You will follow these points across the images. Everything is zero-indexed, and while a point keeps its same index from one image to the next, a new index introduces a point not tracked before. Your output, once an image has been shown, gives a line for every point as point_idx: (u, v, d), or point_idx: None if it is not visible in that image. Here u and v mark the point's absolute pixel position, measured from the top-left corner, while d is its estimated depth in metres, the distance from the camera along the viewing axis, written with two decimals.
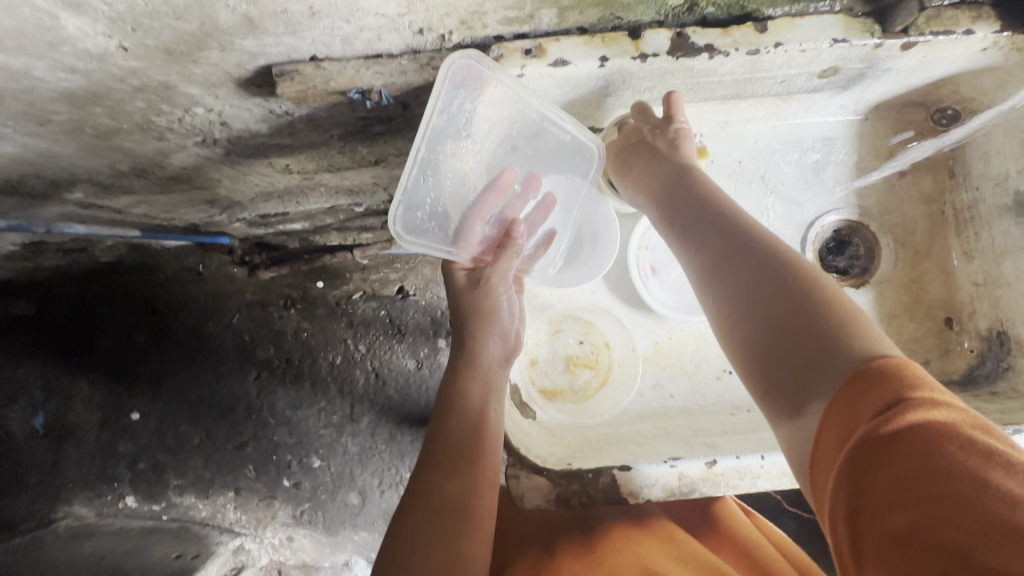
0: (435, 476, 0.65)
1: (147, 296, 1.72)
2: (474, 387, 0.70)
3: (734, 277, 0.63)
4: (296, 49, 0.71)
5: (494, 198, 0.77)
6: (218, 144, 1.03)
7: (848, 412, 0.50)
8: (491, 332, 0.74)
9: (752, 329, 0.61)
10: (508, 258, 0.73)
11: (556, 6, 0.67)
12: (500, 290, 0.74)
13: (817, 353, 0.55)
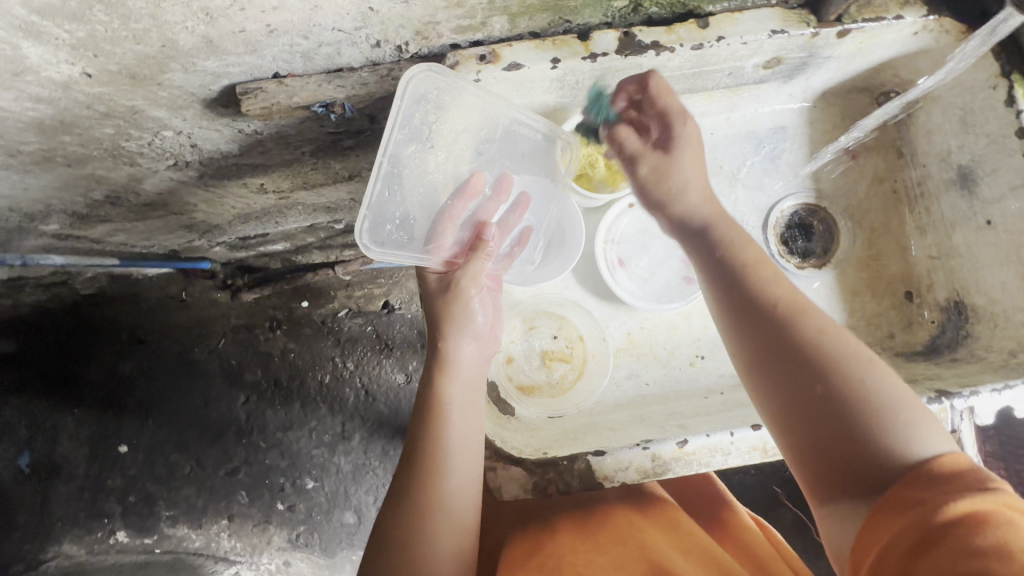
0: (416, 486, 0.64)
1: (132, 326, 1.72)
2: (453, 391, 0.67)
3: (783, 361, 0.65)
4: (258, 67, 0.73)
5: (465, 202, 0.74)
6: (191, 166, 1.04)
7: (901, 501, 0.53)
8: (464, 331, 0.70)
9: (801, 415, 0.63)
10: (482, 262, 0.71)
11: (506, 12, 0.70)
12: (472, 291, 0.70)
13: (867, 441, 0.59)
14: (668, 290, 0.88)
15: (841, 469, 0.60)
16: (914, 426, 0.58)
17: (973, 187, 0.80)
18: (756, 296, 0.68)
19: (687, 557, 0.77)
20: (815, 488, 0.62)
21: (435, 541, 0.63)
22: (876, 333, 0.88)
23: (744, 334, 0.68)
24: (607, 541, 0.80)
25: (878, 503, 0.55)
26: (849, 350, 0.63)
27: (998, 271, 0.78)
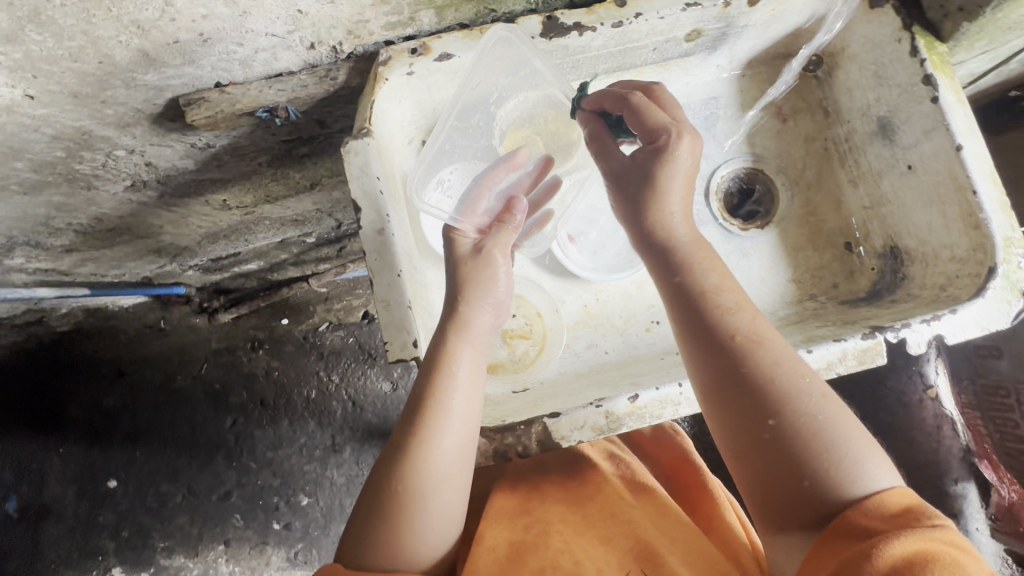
0: (420, 440, 0.66)
1: (112, 359, 1.71)
2: (465, 354, 0.69)
3: (738, 394, 0.65)
4: (199, 78, 0.76)
5: (502, 171, 0.78)
6: (151, 186, 1.07)
7: (842, 541, 0.56)
8: (484, 295, 0.72)
9: (751, 447, 0.65)
10: (511, 231, 0.75)
11: (432, 6, 0.74)
12: (499, 255, 0.74)
13: (812, 477, 0.61)
14: (617, 260, 0.91)
15: (786, 500, 0.62)
16: (859, 461, 0.61)
17: (893, 136, 0.84)
18: (714, 326, 0.68)
19: (671, 542, 0.79)
20: (762, 510, 0.65)
21: (431, 491, 0.66)
22: (820, 284, 0.92)
23: (701, 366, 0.69)
24: (598, 516, 0.84)
25: (822, 537, 0.58)
26: (801, 384, 0.65)
27: (923, 212, 0.82)
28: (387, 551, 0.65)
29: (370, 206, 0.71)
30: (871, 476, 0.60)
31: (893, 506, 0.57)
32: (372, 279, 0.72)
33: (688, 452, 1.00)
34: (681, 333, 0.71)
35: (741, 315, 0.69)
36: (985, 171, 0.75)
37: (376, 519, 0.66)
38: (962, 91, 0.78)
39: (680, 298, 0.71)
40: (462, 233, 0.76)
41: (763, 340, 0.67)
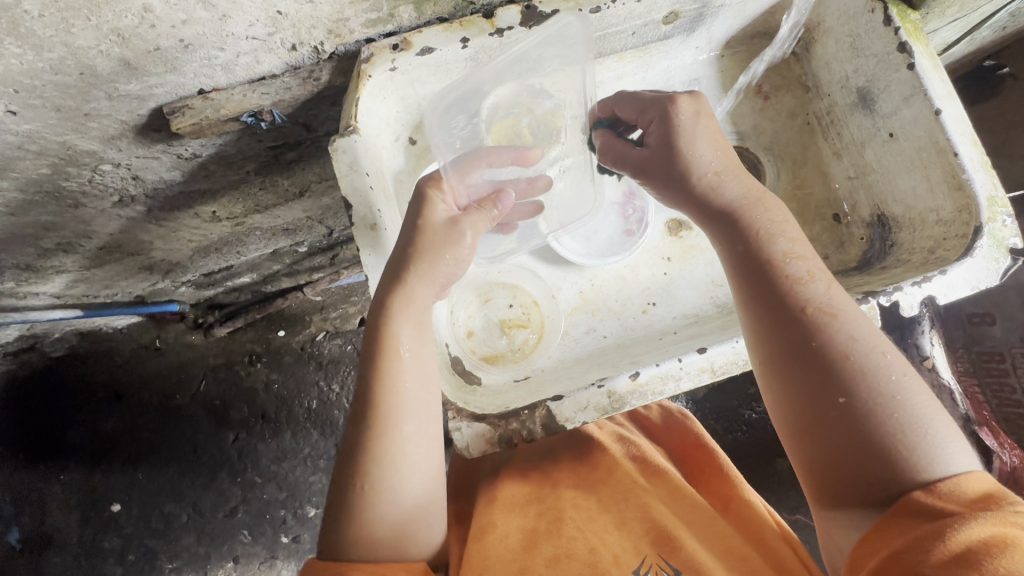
0: (375, 425, 0.65)
1: (108, 382, 1.70)
2: (403, 333, 0.67)
3: (810, 366, 0.65)
4: (182, 86, 0.76)
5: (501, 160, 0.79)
6: (139, 201, 1.06)
7: (908, 521, 0.57)
8: (440, 269, 0.68)
9: (820, 422, 0.64)
10: (489, 215, 0.72)
11: (411, 1, 0.74)
12: (470, 230, 0.69)
13: (883, 456, 0.60)
14: (611, 244, 0.92)
15: (850, 478, 0.62)
16: (936, 446, 0.60)
17: (873, 105, 0.85)
18: (786, 298, 0.67)
19: (688, 526, 0.80)
20: (819, 486, 0.65)
21: (395, 476, 0.65)
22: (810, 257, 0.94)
23: (770, 337, 0.68)
24: (612, 501, 0.85)
25: (885, 517, 0.58)
26: (879, 360, 0.64)
27: (907, 177, 0.83)
28: (366, 540, 0.64)
29: (360, 202, 0.72)
30: (947, 461, 0.59)
31: (968, 491, 0.56)
32: (367, 274, 0.73)
33: (700, 435, 0.99)
34: (746, 305, 0.71)
35: (814, 288, 0.68)
36: (964, 133, 0.76)
37: (347, 510, 0.65)
38: (938, 57, 0.79)
39: (747, 269, 0.71)
40: (442, 196, 0.70)
41: (840, 313, 0.66)
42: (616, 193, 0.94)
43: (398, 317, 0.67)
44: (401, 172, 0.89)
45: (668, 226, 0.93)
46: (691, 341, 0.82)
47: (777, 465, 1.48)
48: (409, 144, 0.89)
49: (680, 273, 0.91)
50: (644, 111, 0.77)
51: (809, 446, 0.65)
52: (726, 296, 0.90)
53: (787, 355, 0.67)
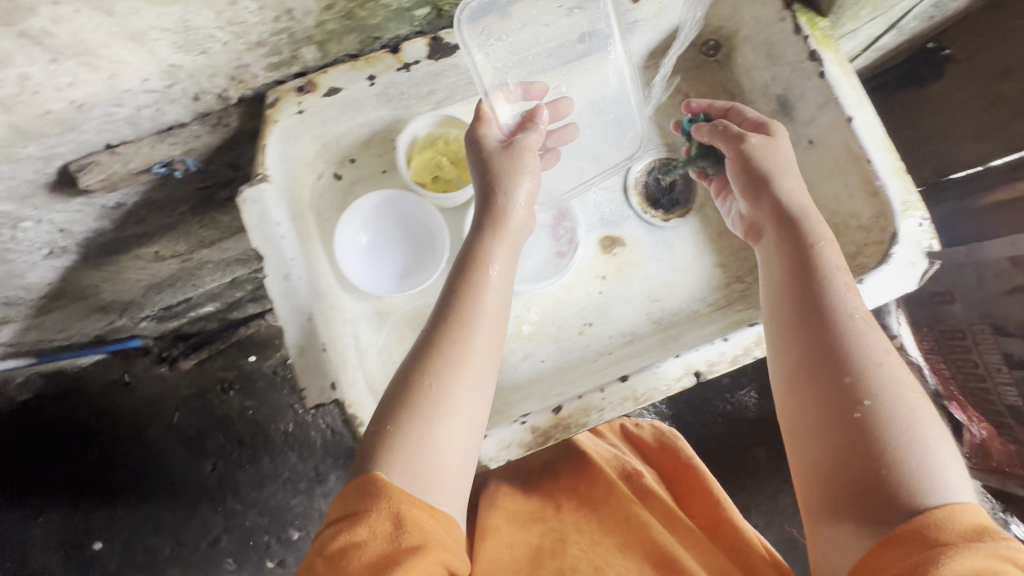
0: (434, 377, 0.66)
1: (82, 421, 1.64)
2: (488, 298, 0.71)
3: (835, 366, 0.64)
4: (86, 142, 0.75)
5: (518, 95, 0.82)
6: (70, 251, 1.04)
7: (907, 545, 0.53)
8: (521, 189, 0.74)
9: (841, 421, 0.62)
10: (539, 137, 0.78)
11: (312, 42, 0.73)
12: (529, 154, 0.76)
13: (891, 466, 0.58)
14: (543, 268, 0.91)
15: (858, 484, 0.59)
16: (943, 470, 0.57)
17: (791, 112, 0.85)
18: (823, 294, 0.68)
19: (688, 550, 0.81)
20: (824, 493, 0.62)
21: (441, 435, 0.64)
22: (745, 265, 0.92)
23: (799, 336, 0.68)
24: (612, 522, 0.85)
25: (882, 536, 0.55)
26: (904, 379, 0.63)
27: (829, 183, 0.82)
28: (407, 484, 0.61)
29: (272, 252, 0.71)
30: (952, 487, 0.56)
31: (964, 522, 0.53)
32: (282, 325, 0.70)
33: (690, 458, 0.97)
34: (785, 292, 0.71)
35: (853, 297, 0.68)
36: (877, 139, 0.77)
37: (387, 452, 0.63)
38: (849, 63, 0.79)
39: (792, 260, 0.71)
40: (489, 131, 0.78)
41: (875, 328, 0.66)
42: (544, 216, 0.93)
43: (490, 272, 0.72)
44: (326, 208, 0.87)
45: (600, 244, 0.93)
46: (620, 367, 0.82)
47: (753, 454, 1.45)
48: (334, 179, 0.88)
49: (615, 291, 0.91)
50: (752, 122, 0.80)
51: (817, 451, 0.63)
52: (660, 311, 0.90)
53: (813, 355, 0.66)
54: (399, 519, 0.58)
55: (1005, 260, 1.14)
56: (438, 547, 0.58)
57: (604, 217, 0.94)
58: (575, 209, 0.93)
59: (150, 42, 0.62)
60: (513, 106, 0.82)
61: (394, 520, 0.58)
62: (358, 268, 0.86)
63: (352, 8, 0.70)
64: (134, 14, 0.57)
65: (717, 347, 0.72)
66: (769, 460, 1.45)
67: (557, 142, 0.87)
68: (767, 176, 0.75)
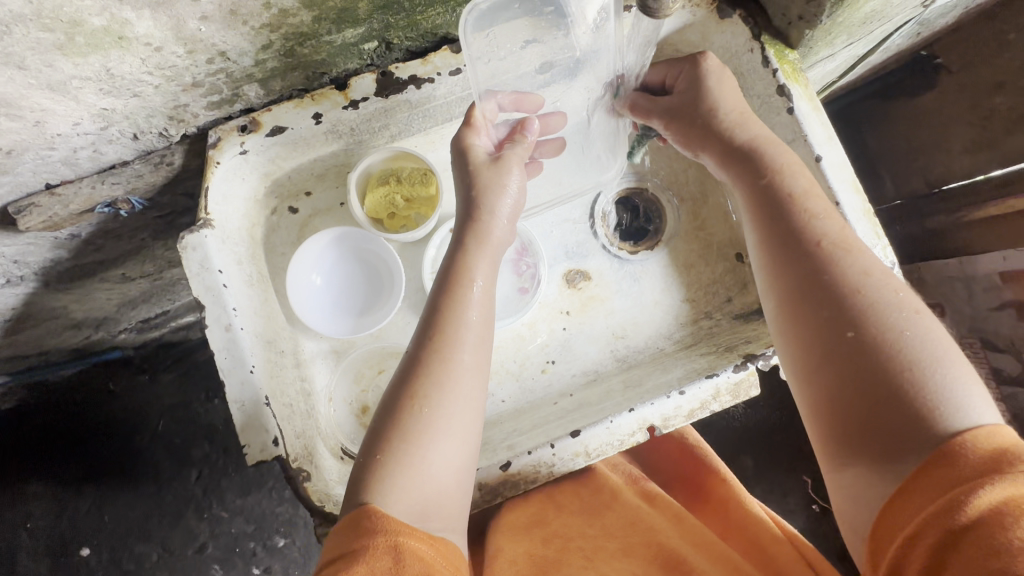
0: (425, 398, 0.62)
1: (62, 428, 1.40)
2: (473, 311, 0.67)
3: (819, 305, 0.61)
4: (24, 183, 0.71)
5: (512, 104, 0.73)
6: (29, 279, 1.00)
7: (927, 490, 0.50)
8: (504, 203, 0.70)
9: (830, 355, 0.59)
10: (526, 150, 0.73)
11: (254, 80, 0.70)
12: (516, 167, 0.71)
13: (892, 398, 0.54)
14: (505, 305, 0.89)
15: (863, 427, 0.56)
16: (946, 390, 0.53)
17: None
18: (800, 232, 0.65)
19: (696, 550, 0.74)
20: (827, 440, 0.59)
21: (434, 459, 0.61)
22: (713, 300, 0.89)
23: (779, 282, 0.66)
24: (618, 527, 0.79)
25: (901, 484, 0.52)
26: (890, 297, 0.60)
27: None
28: (405, 510, 0.58)
29: (213, 302, 0.68)
30: (961, 408, 0.52)
31: (981, 446, 0.49)
32: (224, 379, 0.68)
33: (701, 454, 0.91)
34: (761, 237, 0.69)
35: (826, 226, 0.65)
36: (845, 180, 0.74)
37: (380, 483, 0.59)
38: (817, 99, 0.76)
39: (762, 204, 0.69)
40: (478, 141, 0.72)
41: (854, 250, 0.63)
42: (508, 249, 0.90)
43: (473, 286, 0.67)
44: (281, 243, 0.84)
45: (564, 277, 0.90)
46: (568, 419, 0.76)
47: (740, 462, 1.35)
48: (289, 214, 0.84)
49: (579, 326, 0.89)
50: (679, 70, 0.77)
51: (810, 394, 0.61)
52: (625, 348, 0.88)
53: (795, 296, 0.64)
54: (400, 553, 0.53)
55: (995, 275, 1.10)
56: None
57: (569, 250, 0.91)
58: (541, 242, 0.90)
59: (72, 90, 0.60)
60: (505, 115, 0.75)
61: (394, 553, 0.53)
62: (312, 304, 0.84)
63: (292, 47, 0.67)
64: (48, 65, 0.55)
65: (671, 401, 0.72)
66: (756, 469, 1.35)
67: (539, 154, 0.81)
68: (715, 118, 0.73)
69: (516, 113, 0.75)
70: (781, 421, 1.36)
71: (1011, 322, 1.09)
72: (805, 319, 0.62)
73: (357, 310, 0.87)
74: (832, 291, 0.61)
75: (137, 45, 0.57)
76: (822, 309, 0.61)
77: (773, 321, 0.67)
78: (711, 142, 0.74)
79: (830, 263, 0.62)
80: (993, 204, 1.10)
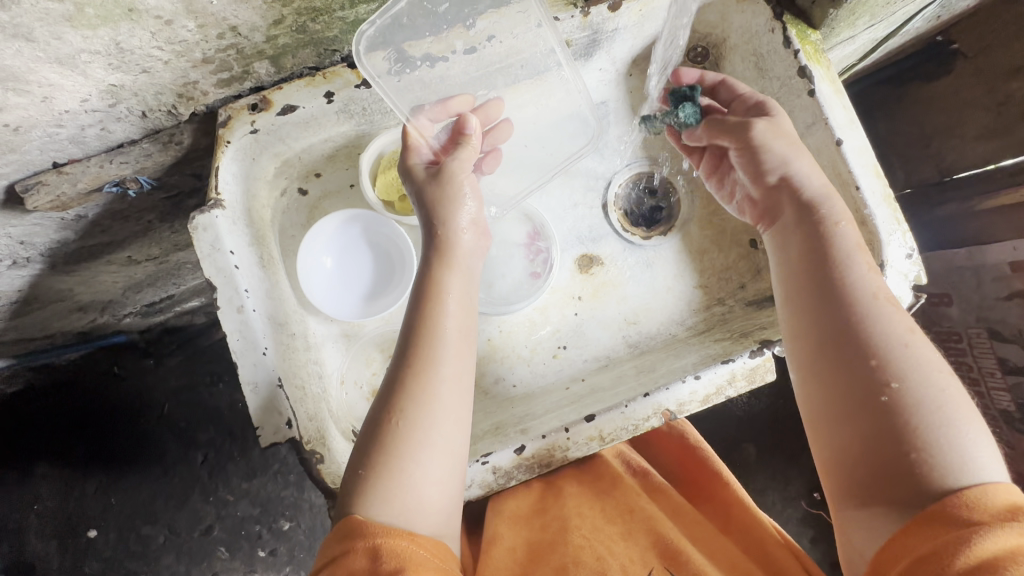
0: (403, 414, 0.62)
1: (69, 411, 1.40)
2: (449, 327, 0.66)
3: (865, 353, 0.60)
4: (31, 162, 0.70)
5: (441, 114, 0.73)
6: (36, 260, 0.98)
7: (931, 527, 0.51)
8: (463, 217, 0.69)
9: (862, 408, 0.58)
10: (471, 154, 0.70)
11: (265, 56, 0.68)
12: (461, 178, 0.69)
13: (921, 450, 0.54)
14: (518, 289, 0.88)
15: (888, 471, 0.55)
16: (969, 451, 0.54)
17: None
18: (846, 278, 0.64)
19: (694, 544, 0.75)
20: (845, 481, 0.59)
21: (416, 472, 0.60)
22: (727, 286, 0.88)
23: (822, 318, 0.64)
24: (615, 512, 0.79)
25: (908, 524, 0.53)
26: (930, 357, 0.59)
27: None
28: (389, 519, 0.58)
29: (224, 284, 0.68)
30: (980, 465, 0.53)
31: (992, 500, 0.51)
32: (236, 361, 0.68)
33: (700, 446, 0.91)
34: (802, 279, 0.67)
35: (875, 278, 0.64)
36: (865, 164, 0.73)
37: (366, 497, 0.59)
38: (838, 81, 0.75)
39: (813, 244, 0.67)
40: (418, 158, 0.71)
41: (898, 309, 0.62)
42: (520, 235, 0.90)
43: (445, 302, 0.67)
44: (291, 225, 0.84)
45: (577, 263, 0.89)
46: (581, 404, 0.76)
47: (743, 449, 1.36)
48: (299, 195, 0.84)
49: (591, 312, 0.88)
50: (745, 103, 0.75)
51: (836, 441, 0.60)
52: (637, 335, 0.87)
53: (832, 342, 0.62)
54: (377, 551, 0.55)
55: (1005, 264, 1.09)
56: (423, 569, 0.55)
57: (582, 236, 0.90)
58: (554, 225, 0.90)
59: (81, 65, 0.58)
60: (439, 125, 0.73)
61: (372, 554, 0.55)
62: (321, 289, 0.83)
63: (304, 23, 0.65)
64: (57, 38, 0.54)
65: (687, 386, 0.71)
66: (759, 457, 1.35)
67: (493, 143, 0.78)
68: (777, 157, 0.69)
69: (450, 119, 0.73)
70: (785, 409, 1.36)
71: (1018, 311, 1.07)
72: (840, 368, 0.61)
73: (366, 294, 0.86)
74: (877, 344, 0.60)
75: (147, 17, 0.55)
76: (863, 361, 0.59)
77: (801, 361, 0.65)
78: (764, 179, 0.71)
79: (877, 319, 0.61)
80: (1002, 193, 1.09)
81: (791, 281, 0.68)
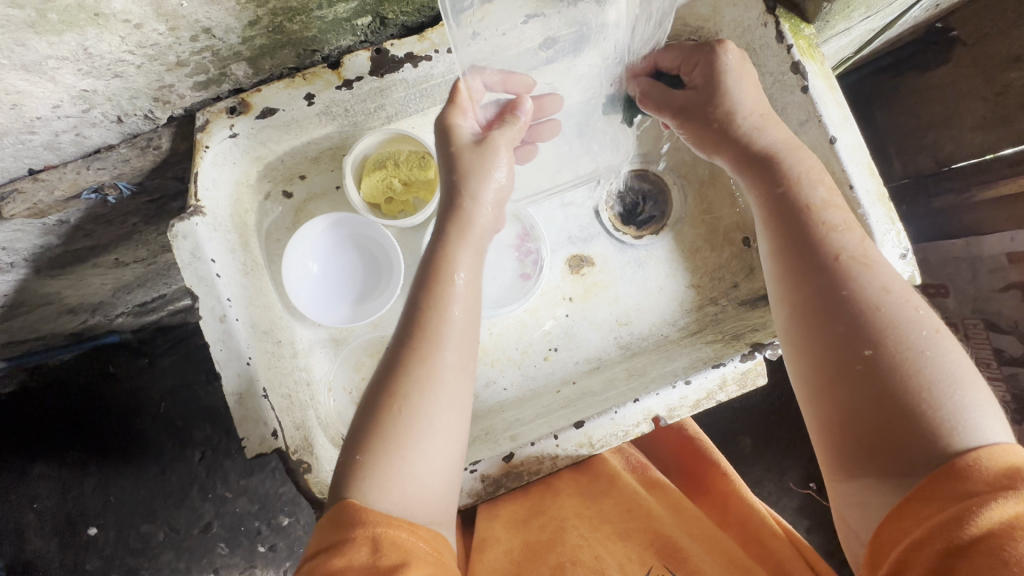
0: (402, 395, 0.60)
1: (63, 412, 1.38)
2: (455, 308, 0.63)
3: (842, 319, 0.59)
4: (5, 169, 0.68)
5: (498, 87, 0.68)
6: (19, 266, 0.95)
7: (932, 503, 0.49)
8: (488, 189, 0.65)
9: (842, 376, 0.57)
10: (516, 132, 0.68)
11: (242, 58, 0.66)
12: (501, 150, 0.66)
13: (906, 417, 0.53)
14: (507, 292, 0.87)
15: (871, 441, 0.55)
16: (964, 409, 0.52)
17: None
18: (818, 242, 0.63)
19: (693, 538, 0.74)
20: (833, 457, 0.58)
21: (417, 456, 0.59)
22: (721, 285, 0.87)
23: (801, 288, 0.63)
24: (613, 510, 0.78)
25: (905, 500, 0.51)
26: (910, 315, 0.57)
27: None
28: (388, 507, 0.57)
29: (206, 292, 0.66)
30: (974, 425, 0.51)
31: (993, 463, 0.49)
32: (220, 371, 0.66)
33: (699, 441, 0.91)
34: (775, 251, 0.66)
35: (847, 239, 0.63)
36: (859, 162, 0.71)
37: (363, 479, 0.58)
38: (832, 77, 0.74)
39: (779, 214, 0.66)
40: (463, 121, 0.68)
41: (870, 265, 0.61)
42: (509, 236, 0.89)
43: (456, 278, 0.64)
44: (276, 229, 0.83)
45: (567, 263, 0.88)
46: (573, 407, 0.76)
47: (739, 442, 1.35)
48: (283, 198, 0.83)
49: (581, 313, 0.87)
50: (693, 52, 0.74)
51: (817, 410, 0.60)
52: (629, 336, 0.86)
53: (808, 310, 0.62)
54: (376, 542, 0.54)
55: (1002, 256, 1.09)
56: (423, 562, 0.54)
57: (572, 236, 0.89)
58: (544, 222, 0.89)
59: (48, 71, 0.56)
60: (492, 95, 0.69)
61: (372, 544, 0.54)
62: (307, 293, 0.82)
63: (280, 23, 0.63)
64: (21, 45, 0.52)
65: (677, 391, 0.71)
66: (754, 449, 1.35)
67: (535, 137, 0.76)
68: (723, 125, 0.70)
69: (506, 96, 0.69)
70: (782, 401, 1.35)
71: (1015, 303, 1.08)
72: (816, 337, 0.61)
73: (354, 297, 0.85)
74: (848, 309, 0.59)
75: (115, 21, 0.53)
76: (835, 326, 0.59)
77: (782, 332, 0.65)
78: (726, 148, 0.71)
79: (846, 282, 0.60)
80: (997, 184, 1.08)
81: (768, 250, 0.68)
